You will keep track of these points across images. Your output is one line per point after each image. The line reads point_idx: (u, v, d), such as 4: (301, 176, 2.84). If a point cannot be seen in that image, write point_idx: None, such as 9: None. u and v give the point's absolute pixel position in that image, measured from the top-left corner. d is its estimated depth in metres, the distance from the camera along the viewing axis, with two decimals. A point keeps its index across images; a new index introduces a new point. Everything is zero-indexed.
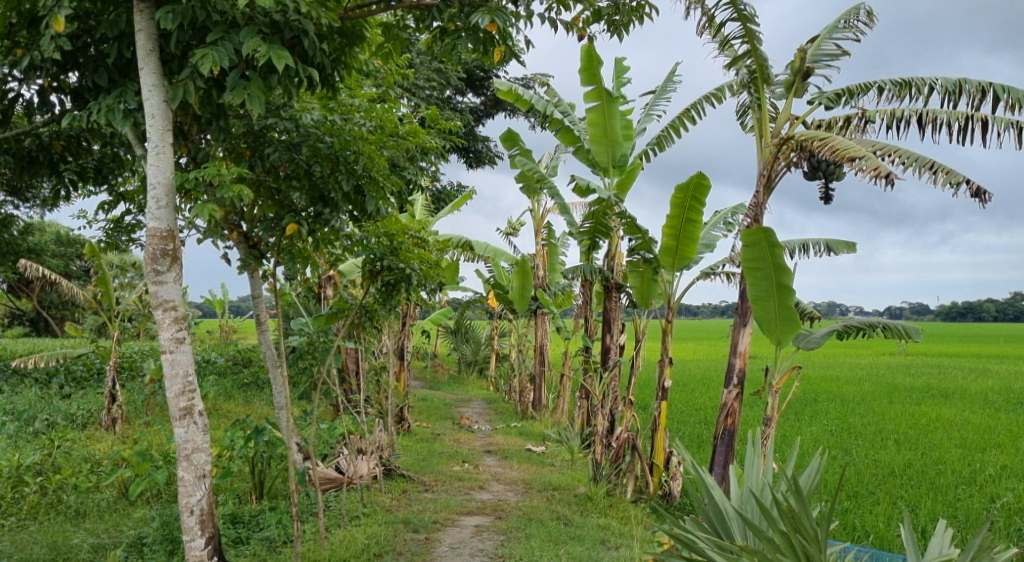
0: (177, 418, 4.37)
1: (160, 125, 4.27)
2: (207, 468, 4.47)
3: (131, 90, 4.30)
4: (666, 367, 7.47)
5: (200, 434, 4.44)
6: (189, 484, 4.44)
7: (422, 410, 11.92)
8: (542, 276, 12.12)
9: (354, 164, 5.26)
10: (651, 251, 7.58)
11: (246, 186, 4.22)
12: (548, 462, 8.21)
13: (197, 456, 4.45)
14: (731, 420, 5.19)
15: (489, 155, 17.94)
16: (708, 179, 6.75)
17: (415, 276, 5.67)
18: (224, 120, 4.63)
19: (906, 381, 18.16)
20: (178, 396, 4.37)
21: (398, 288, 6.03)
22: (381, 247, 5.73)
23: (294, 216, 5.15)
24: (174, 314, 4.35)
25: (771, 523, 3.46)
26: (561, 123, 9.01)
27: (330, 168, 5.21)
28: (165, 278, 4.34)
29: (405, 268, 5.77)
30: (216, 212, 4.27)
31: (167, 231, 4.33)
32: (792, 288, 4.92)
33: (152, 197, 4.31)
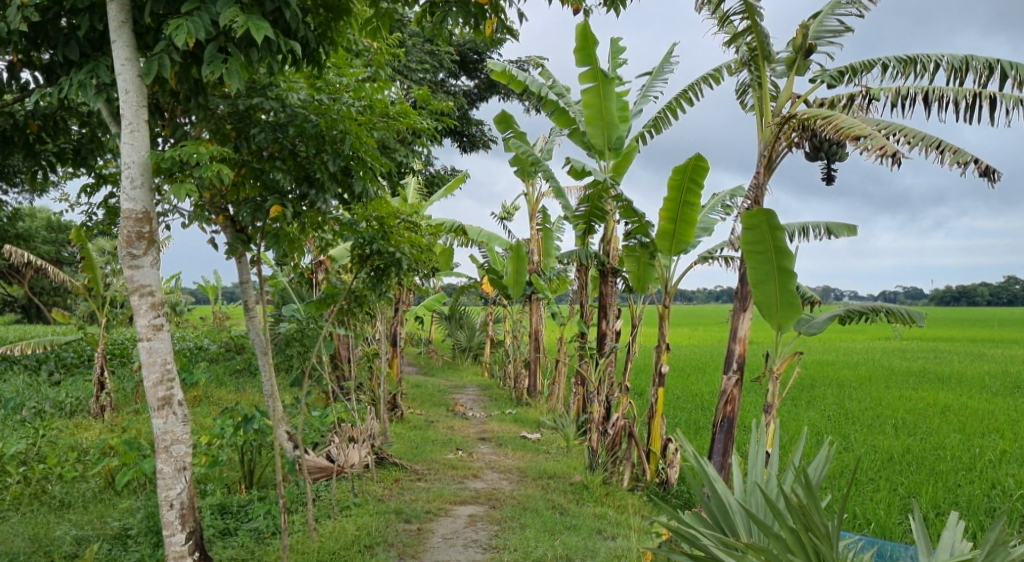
0: (156, 408, 4.26)
1: (134, 102, 4.14)
2: (187, 460, 4.36)
3: (104, 64, 4.15)
4: (663, 353, 7.35)
5: (180, 425, 4.32)
6: (168, 476, 4.32)
7: (415, 396, 11.81)
8: (537, 261, 11.99)
9: (341, 144, 5.10)
10: (647, 235, 7.44)
11: (225, 165, 4.06)
12: (543, 449, 8.11)
13: (177, 447, 4.33)
14: (730, 408, 5.06)
15: (484, 139, 17.76)
16: (707, 161, 6.61)
17: (405, 261, 5.52)
18: (203, 98, 4.48)
19: (901, 366, 18.13)
20: (156, 385, 4.25)
21: (388, 273, 5.89)
22: (370, 231, 5.58)
23: (278, 198, 4.97)
24: (151, 300, 4.24)
25: (781, 521, 3.32)
26: (556, 105, 8.83)
27: (315, 148, 5.05)
28: (141, 262, 4.23)
29: (396, 252, 5.63)
30: (194, 193, 4.09)
31: (143, 213, 4.23)
32: (794, 272, 4.79)
33: (126, 177, 4.19)
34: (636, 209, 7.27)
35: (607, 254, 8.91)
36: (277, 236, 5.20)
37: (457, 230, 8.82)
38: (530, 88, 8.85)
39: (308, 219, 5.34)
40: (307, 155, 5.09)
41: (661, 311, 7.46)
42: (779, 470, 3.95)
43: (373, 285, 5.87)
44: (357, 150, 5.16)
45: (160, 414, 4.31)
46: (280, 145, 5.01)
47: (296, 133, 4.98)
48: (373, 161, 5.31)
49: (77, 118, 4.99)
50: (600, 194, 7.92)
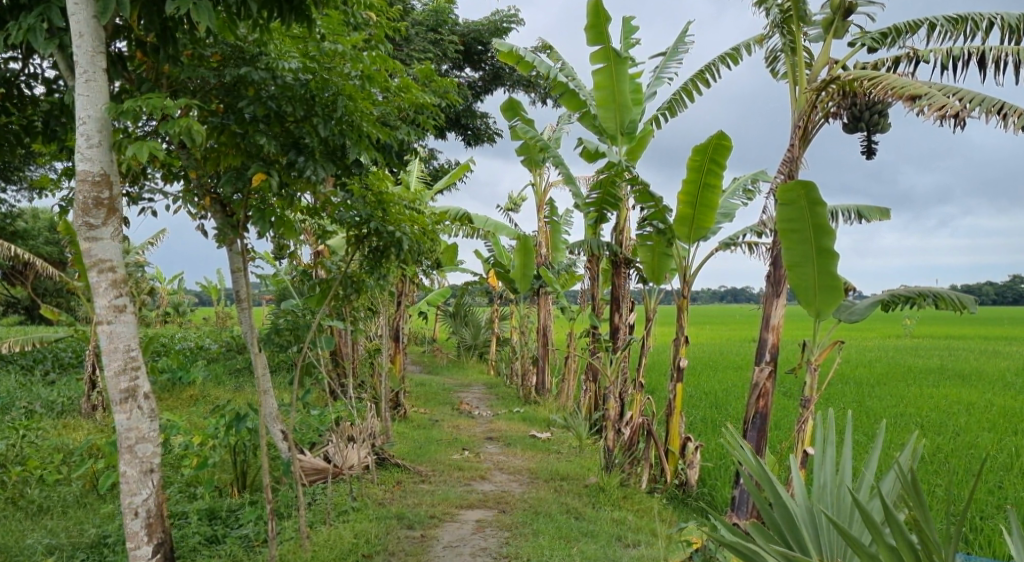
0: (119, 401, 4.00)
1: (89, 46, 3.91)
2: (154, 462, 4.10)
3: (55, 7, 3.93)
4: (683, 346, 6.91)
5: (146, 422, 4.06)
6: (133, 481, 4.05)
7: (419, 394, 11.39)
8: (545, 254, 11.55)
9: (332, 108, 4.77)
10: (664, 221, 7.00)
11: (195, 120, 3.71)
12: (553, 449, 7.67)
13: (142, 447, 4.07)
14: (763, 403, 4.61)
15: (489, 133, 17.37)
16: (731, 139, 6.16)
17: (408, 243, 5.06)
18: (173, 47, 4.43)
19: (918, 364, 17.65)
20: (119, 375, 3.99)
21: (387, 256, 5.48)
22: (367, 207, 5.15)
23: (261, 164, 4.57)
24: (112, 277, 3.99)
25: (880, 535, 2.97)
26: (566, 87, 8.40)
27: (305, 111, 4.70)
28: (101, 233, 3.96)
29: (395, 231, 5.21)
30: (157, 151, 3.69)
31: (100, 175, 3.96)
32: (835, 252, 4.35)
33: (82, 133, 3.93)
34: (652, 192, 6.82)
35: (620, 243, 8.59)
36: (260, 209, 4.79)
37: (461, 219, 8.40)
38: (539, 69, 8.43)
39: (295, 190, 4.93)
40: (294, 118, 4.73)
41: (680, 302, 6.99)
42: (852, 474, 3.64)
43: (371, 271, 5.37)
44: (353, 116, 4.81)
45: (123, 408, 4.04)
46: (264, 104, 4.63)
47: (282, 94, 4.62)
48: (369, 131, 4.94)
49: (43, 84, 4.60)
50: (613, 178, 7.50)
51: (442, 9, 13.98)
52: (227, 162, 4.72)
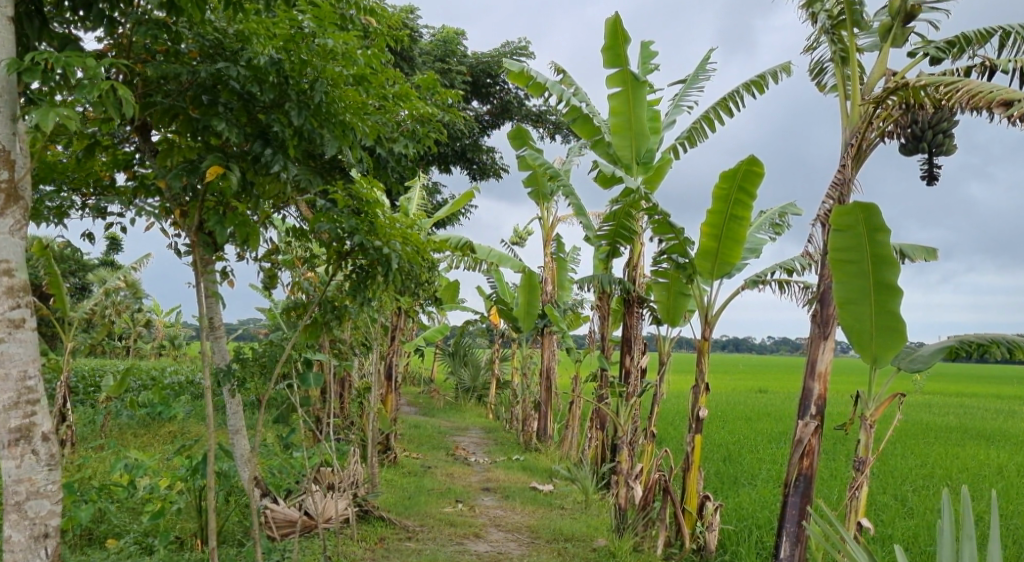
0: (7, 444, 3.65)
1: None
2: (47, 525, 3.75)
3: None
4: (702, 395, 6.24)
5: (40, 472, 3.72)
6: (22, 548, 3.71)
7: (413, 437, 10.68)
8: (550, 292, 10.92)
9: (309, 94, 4.22)
10: (684, 254, 6.39)
11: (120, 88, 3.43)
12: (556, 504, 6.95)
13: (33, 504, 3.72)
14: (807, 464, 4.13)
15: (495, 168, 16.89)
16: (763, 165, 5.59)
17: (397, 263, 4.42)
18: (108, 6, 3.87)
19: (935, 422, 16.88)
20: (8, 412, 3.64)
21: (373, 278, 4.79)
22: (353, 219, 4.42)
23: (218, 157, 3.98)
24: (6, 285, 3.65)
25: None
26: (579, 111, 7.89)
27: (275, 96, 4.16)
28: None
29: (383, 248, 4.52)
30: (65, 119, 3.40)
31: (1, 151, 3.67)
32: (896, 287, 3.89)
33: None
34: (673, 222, 6.22)
35: (633, 281, 7.99)
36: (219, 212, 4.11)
37: (463, 248, 7.81)
38: (551, 92, 7.94)
39: (261, 191, 4.32)
40: (263, 103, 4.20)
41: (701, 344, 6.28)
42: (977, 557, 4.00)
43: (355, 293, 4.72)
44: (334, 106, 4.31)
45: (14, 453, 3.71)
46: (227, 86, 4.12)
47: (250, 75, 4.11)
48: (352, 123, 4.43)
49: None
50: (629, 206, 6.94)
51: (451, 39, 13.93)
52: (181, 155, 4.18)
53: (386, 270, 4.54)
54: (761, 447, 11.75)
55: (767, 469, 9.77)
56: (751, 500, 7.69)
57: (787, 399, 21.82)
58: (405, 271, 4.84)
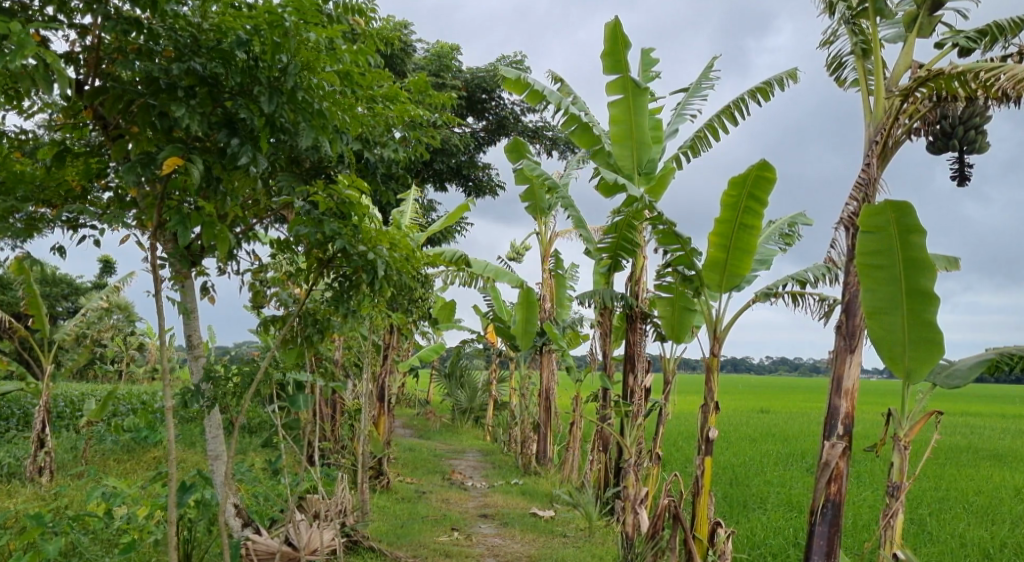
0: None
1: None
2: None
3: None
4: (711, 415, 5.91)
5: None
6: None
7: (407, 461, 10.29)
8: (548, 309, 10.57)
9: (282, 79, 3.84)
10: (691, 266, 6.07)
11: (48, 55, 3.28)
12: (558, 531, 6.57)
13: None
14: (835, 489, 4.12)
15: (491, 185, 16.63)
16: (775, 170, 5.31)
17: (385, 271, 4.05)
18: None
19: (943, 442, 16.49)
20: None
21: (357, 287, 4.46)
22: (335, 222, 4.03)
23: (177, 147, 3.61)
24: None
25: None
26: (578, 120, 7.63)
27: (243, 81, 3.79)
28: None
29: (369, 254, 4.14)
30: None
31: None
32: (927, 298, 4.03)
33: None
34: (679, 232, 5.92)
35: (636, 296, 7.71)
36: (184, 214, 3.66)
37: (459, 262, 7.50)
38: (549, 100, 7.67)
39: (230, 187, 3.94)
40: (232, 90, 3.83)
41: (709, 360, 5.93)
42: None
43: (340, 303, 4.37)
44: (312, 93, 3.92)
45: None
46: (191, 70, 3.72)
47: (217, 58, 3.75)
48: (331, 112, 4.07)
49: None
50: (633, 216, 6.65)
51: (445, 54, 13.71)
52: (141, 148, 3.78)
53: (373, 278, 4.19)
54: (767, 469, 11.37)
55: (775, 493, 9.39)
56: (762, 526, 7.31)
57: (790, 419, 21.41)
58: (393, 281, 4.50)
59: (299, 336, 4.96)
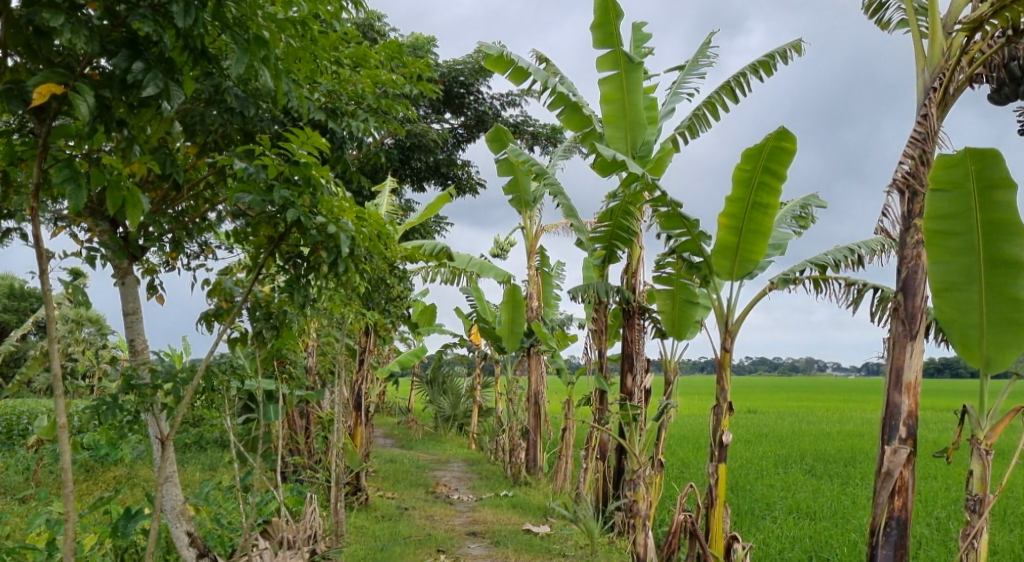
0: None
1: None
2: None
3: None
4: (726, 418, 5.29)
5: None
6: None
7: (388, 473, 9.62)
8: (535, 308, 9.96)
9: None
10: (698, 251, 5.47)
11: None
12: (556, 551, 5.93)
13: None
14: (900, 504, 3.97)
15: (471, 183, 15.98)
16: (795, 140, 4.73)
17: (348, 250, 3.36)
18: None
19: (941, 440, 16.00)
20: None
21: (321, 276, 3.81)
22: (284, 190, 3.31)
23: (54, 73, 2.56)
24: None
25: None
26: (567, 100, 7.03)
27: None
28: None
29: (334, 231, 3.44)
30: None
31: None
32: (1009, 268, 3.94)
33: None
34: (685, 214, 5.33)
35: (632, 289, 7.13)
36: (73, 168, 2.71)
37: (440, 256, 6.86)
38: (534, 79, 7.06)
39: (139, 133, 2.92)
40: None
41: (722, 356, 5.32)
42: None
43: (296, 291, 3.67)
44: (247, 16, 3.01)
45: None
46: None
47: None
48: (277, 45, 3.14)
49: None
50: (631, 199, 6.03)
51: (421, 45, 13.05)
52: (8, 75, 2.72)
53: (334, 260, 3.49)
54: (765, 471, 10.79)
55: (781, 499, 8.81)
56: (775, 537, 6.70)
57: (780, 419, 20.95)
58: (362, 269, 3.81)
59: (255, 338, 4.28)
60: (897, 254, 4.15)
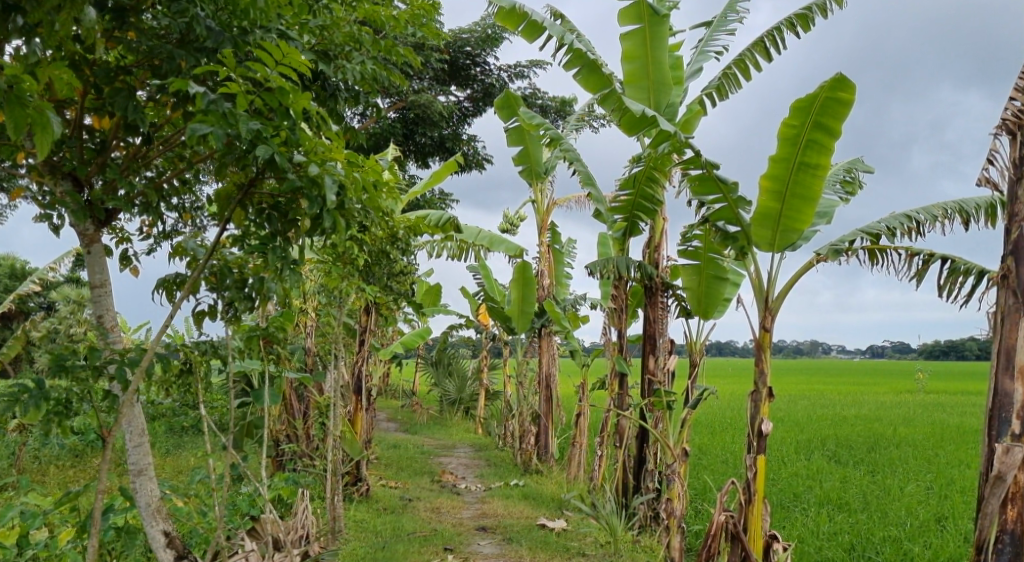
0: None
1: None
2: None
3: None
4: (765, 405, 4.78)
5: None
6: None
7: (391, 461, 9.12)
8: (546, 286, 9.40)
9: None
10: (734, 220, 4.90)
11: None
12: (574, 549, 5.45)
13: None
14: (1013, 513, 3.60)
15: (477, 159, 15.36)
16: (853, 90, 4.16)
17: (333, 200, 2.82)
18: None
19: (966, 425, 15.41)
20: None
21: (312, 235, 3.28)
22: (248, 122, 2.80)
23: None
24: None
25: None
26: (584, 58, 6.44)
27: None
28: None
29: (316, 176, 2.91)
30: None
31: None
32: None
33: None
34: (721, 176, 4.76)
35: (655, 265, 6.57)
36: None
37: (446, 227, 6.31)
38: (549, 34, 6.47)
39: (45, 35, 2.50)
40: None
41: (761, 337, 4.77)
42: None
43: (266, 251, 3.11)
44: None
45: None
46: None
47: None
48: None
49: None
50: (659, 162, 5.44)
51: None
52: None
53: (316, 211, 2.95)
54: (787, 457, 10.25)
55: (809, 489, 8.27)
56: (811, 533, 6.16)
57: (794, 403, 20.43)
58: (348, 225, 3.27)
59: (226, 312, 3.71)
60: (1007, 222, 3.81)
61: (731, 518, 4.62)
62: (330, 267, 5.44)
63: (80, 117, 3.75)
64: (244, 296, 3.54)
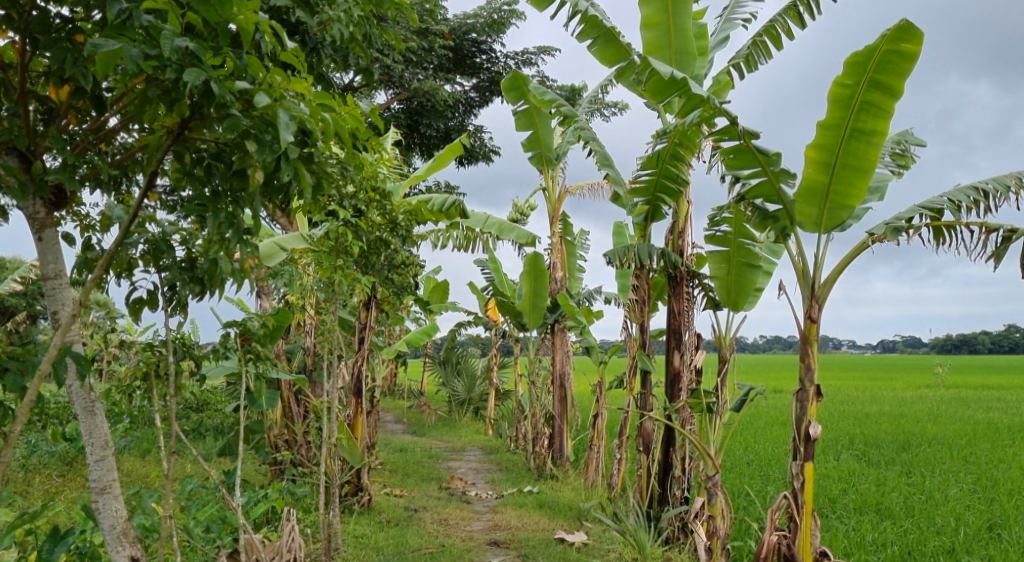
0: None
1: None
2: None
3: None
4: (812, 406, 4.24)
5: None
6: None
7: (397, 465, 8.61)
8: (559, 279, 8.84)
9: None
10: (775, 196, 4.35)
11: None
12: None
13: None
14: None
15: (484, 151, 14.85)
16: (918, 41, 3.61)
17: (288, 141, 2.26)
18: None
19: (995, 420, 14.80)
20: None
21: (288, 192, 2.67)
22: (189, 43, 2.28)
23: None
24: None
25: None
26: (599, 27, 5.90)
27: None
28: None
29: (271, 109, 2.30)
30: None
31: None
32: None
33: None
34: (761, 146, 4.19)
35: (680, 252, 6.02)
36: None
37: (450, 212, 5.78)
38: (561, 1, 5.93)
39: None
40: None
41: (807, 329, 4.23)
42: None
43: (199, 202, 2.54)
44: None
45: None
46: None
47: None
48: None
49: None
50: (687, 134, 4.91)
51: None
52: None
53: (268, 157, 2.40)
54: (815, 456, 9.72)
55: (843, 493, 7.72)
56: (856, 545, 5.62)
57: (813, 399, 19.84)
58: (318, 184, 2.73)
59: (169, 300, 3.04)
60: None
61: (784, 540, 4.15)
62: (322, 257, 4.90)
63: (24, 84, 3.17)
64: (194, 276, 2.93)
